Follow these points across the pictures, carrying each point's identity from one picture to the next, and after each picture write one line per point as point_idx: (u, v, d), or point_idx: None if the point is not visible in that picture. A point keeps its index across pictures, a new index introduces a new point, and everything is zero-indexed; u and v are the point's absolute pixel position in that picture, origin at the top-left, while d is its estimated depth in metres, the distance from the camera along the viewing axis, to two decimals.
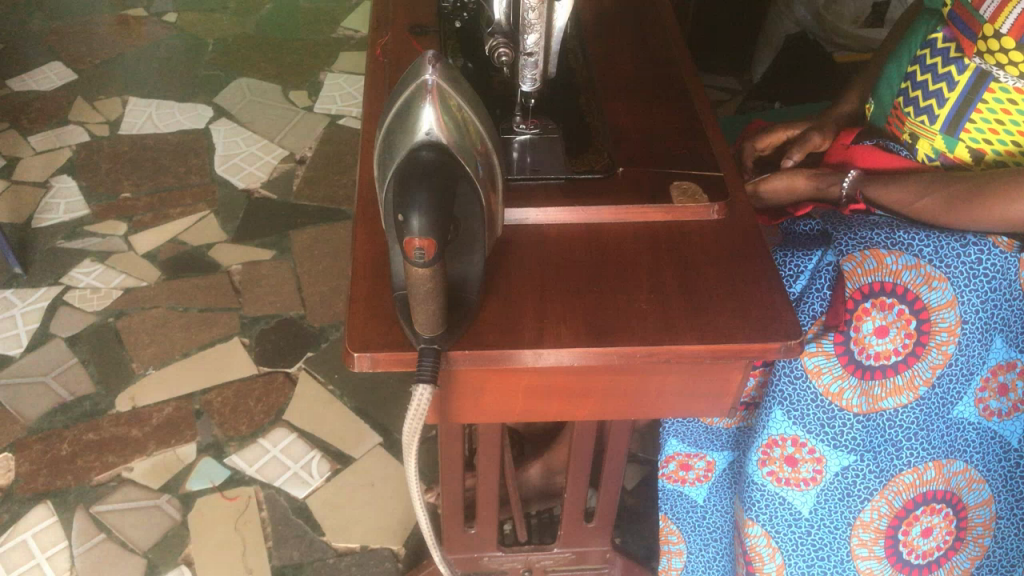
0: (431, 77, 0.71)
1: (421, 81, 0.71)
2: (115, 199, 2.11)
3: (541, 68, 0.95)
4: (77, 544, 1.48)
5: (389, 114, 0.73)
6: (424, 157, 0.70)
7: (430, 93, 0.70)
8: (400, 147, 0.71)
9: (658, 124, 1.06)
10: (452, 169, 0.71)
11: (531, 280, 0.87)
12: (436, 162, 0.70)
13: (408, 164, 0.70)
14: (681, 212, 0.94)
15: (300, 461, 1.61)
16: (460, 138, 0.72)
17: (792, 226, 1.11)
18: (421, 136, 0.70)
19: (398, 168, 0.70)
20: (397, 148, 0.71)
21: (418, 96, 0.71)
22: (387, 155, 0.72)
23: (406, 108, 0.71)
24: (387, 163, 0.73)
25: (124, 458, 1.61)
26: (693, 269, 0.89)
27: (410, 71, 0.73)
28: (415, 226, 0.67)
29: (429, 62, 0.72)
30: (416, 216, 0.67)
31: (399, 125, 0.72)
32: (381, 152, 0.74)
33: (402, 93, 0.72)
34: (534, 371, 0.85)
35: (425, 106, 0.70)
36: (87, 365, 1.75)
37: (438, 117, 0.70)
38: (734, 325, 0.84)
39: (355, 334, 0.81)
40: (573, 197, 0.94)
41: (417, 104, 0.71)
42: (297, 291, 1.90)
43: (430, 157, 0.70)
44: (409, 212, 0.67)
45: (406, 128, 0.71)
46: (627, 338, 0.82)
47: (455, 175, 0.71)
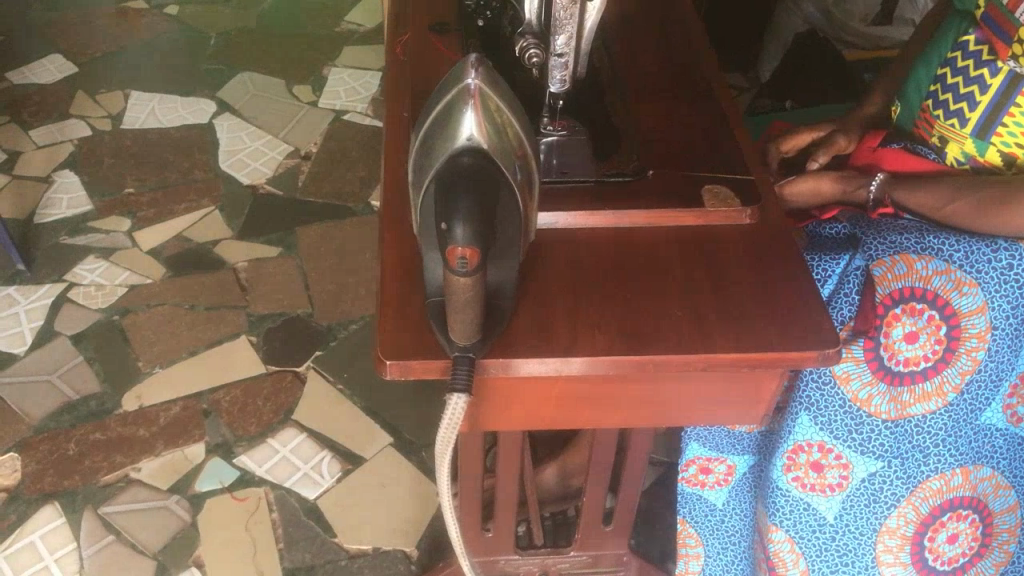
0: (474, 81, 0.69)
1: (463, 85, 0.69)
2: (119, 195, 2.08)
3: (570, 69, 0.93)
4: (86, 546, 1.47)
5: (429, 118, 0.71)
6: (465, 163, 0.68)
7: (472, 97, 0.68)
8: (439, 151, 0.69)
9: (687, 124, 1.04)
10: (493, 176, 0.69)
11: (562, 286, 0.86)
12: (477, 168, 0.68)
13: (448, 169, 0.68)
14: (712, 216, 0.93)
15: (309, 462, 1.60)
16: (500, 141, 0.70)
17: (818, 229, 1.10)
18: (463, 141, 0.68)
19: (438, 175, 0.69)
20: (437, 154, 0.69)
21: (459, 100, 0.69)
22: (426, 160, 0.71)
23: (447, 111, 0.70)
24: (426, 168, 0.71)
25: (132, 458, 1.59)
26: (727, 275, 0.88)
27: (449, 75, 0.71)
28: (459, 235, 0.65)
29: (471, 65, 0.70)
30: (460, 225, 0.65)
31: (438, 130, 0.70)
32: (420, 158, 0.72)
33: (443, 98, 0.70)
34: (567, 379, 0.84)
35: (467, 112, 0.68)
36: (92, 364, 1.73)
37: (479, 122, 0.68)
38: (771, 333, 0.82)
39: (387, 341, 0.79)
40: (603, 201, 0.93)
41: (458, 108, 0.69)
42: (304, 289, 1.88)
43: (471, 164, 0.68)
44: (452, 221, 0.65)
45: (446, 133, 0.69)
46: (662, 346, 0.81)
47: (495, 181, 0.69)
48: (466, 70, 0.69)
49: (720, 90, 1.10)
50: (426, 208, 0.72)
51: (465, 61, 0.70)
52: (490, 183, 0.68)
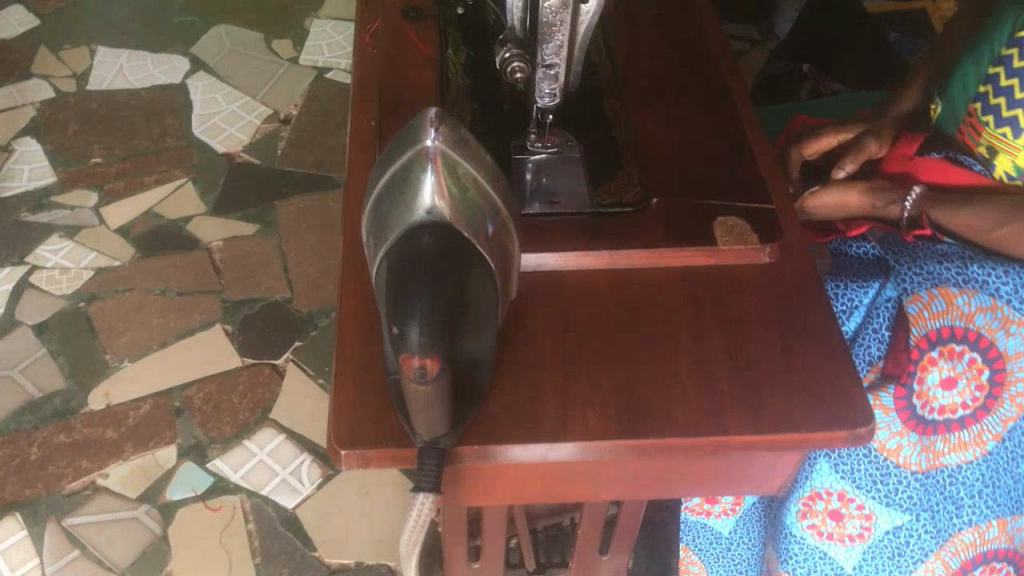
0: (432, 143, 0.57)
1: (419, 146, 0.57)
2: (85, 164, 1.94)
3: (561, 80, 0.80)
4: (50, 562, 1.38)
5: (379, 179, 0.59)
6: (425, 242, 0.56)
7: (431, 160, 0.57)
8: (393, 225, 0.58)
9: (697, 133, 0.90)
10: (460, 256, 0.57)
11: (549, 349, 0.73)
12: (439, 249, 0.56)
13: (403, 250, 0.56)
14: (726, 254, 0.79)
15: (288, 466, 1.50)
16: (467, 210, 0.58)
17: (843, 247, 0.98)
18: (421, 213, 0.56)
19: (391, 255, 0.57)
20: (389, 228, 0.58)
21: (415, 164, 0.57)
22: (378, 234, 0.59)
23: (401, 177, 0.58)
24: (379, 241, 0.59)
25: (98, 464, 1.49)
26: (743, 330, 0.75)
27: (402, 130, 0.59)
28: (414, 339, 0.52)
29: (429, 122, 0.57)
30: (415, 328, 0.52)
31: (391, 198, 0.58)
32: (372, 229, 0.60)
33: (395, 161, 0.58)
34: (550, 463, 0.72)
35: (424, 180, 0.56)
36: (57, 357, 1.62)
37: (442, 191, 0.57)
38: (795, 407, 0.70)
39: (341, 426, 0.68)
40: (596, 239, 0.80)
41: (415, 173, 0.57)
42: (284, 272, 1.76)
43: (431, 242, 0.56)
44: (405, 322, 0.53)
45: (401, 205, 0.57)
46: (667, 428, 0.69)
47: (464, 262, 0.57)
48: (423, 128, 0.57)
49: (736, 90, 0.96)
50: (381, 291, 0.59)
51: (422, 113, 0.58)
52: (456, 267, 0.56)
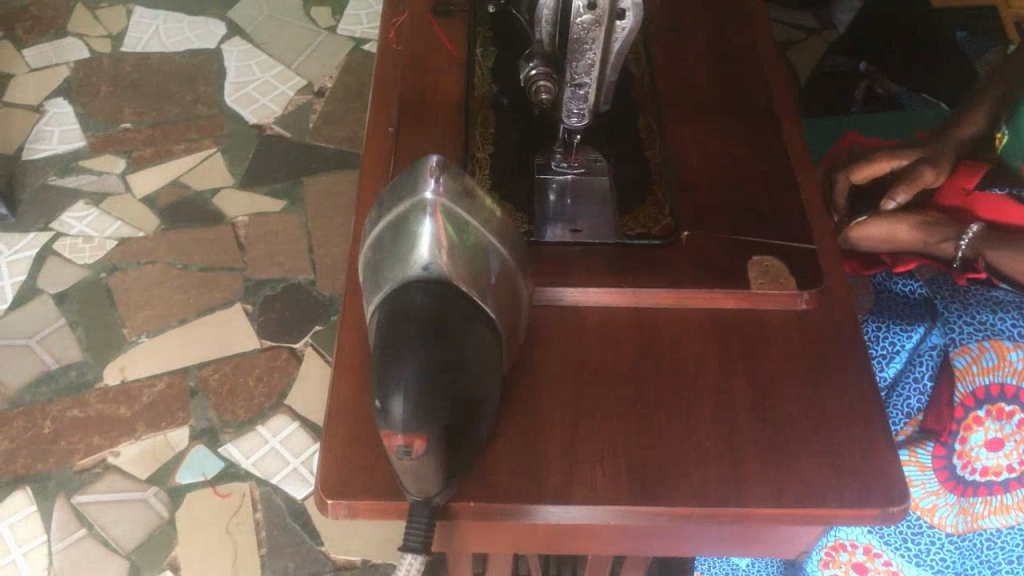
0: (432, 196, 0.53)
1: (419, 198, 0.53)
2: (115, 129, 1.91)
3: (591, 101, 0.75)
4: (57, 541, 1.37)
5: (376, 225, 0.56)
6: (420, 301, 0.53)
7: (431, 213, 0.53)
8: (387, 278, 0.54)
9: (736, 157, 0.83)
10: (457, 316, 0.53)
11: (560, 396, 0.68)
12: (435, 309, 0.52)
13: (395, 308, 0.53)
14: (759, 299, 0.73)
15: (300, 456, 1.46)
16: (468, 266, 0.54)
17: (888, 283, 0.91)
18: (416, 269, 0.53)
19: (383, 312, 0.53)
20: (383, 280, 0.54)
21: (413, 216, 0.53)
22: (372, 285, 0.56)
23: (397, 229, 0.54)
24: (374, 291, 0.56)
25: (111, 441, 1.47)
26: (773, 385, 0.69)
27: (402, 173, 0.55)
28: (398, 415, 0.49)
29: (431, 171, 0.53)
30: (400, 402, 0.49)
31: (386, 249, 0.54)
32: (367, 278, 0.56)
33: (392, 209, 0.54)
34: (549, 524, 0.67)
35: (420, 235, 0.53)
36: (75, 329, 1.60)
37: (442, 245, 0.53)
38: (821, 477, 0.64)
39: (329, 472, 0.64)
40: (618, 274, 0.74)
41: (412, 225, 0.53)
42: (307, 252, 1.72)
43: (427, 301, 0.52)
44: (389, 395, 0.49)
45: (396, 257, 0.54)
46: (680, 495, 0.63)
47: (462, 323, 0.53)
48: (423, 176, 0.53)
49: (784, 112, 0.88)
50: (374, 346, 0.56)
51: (424, 160, 0.54)
52: (453, 329, 0.52)
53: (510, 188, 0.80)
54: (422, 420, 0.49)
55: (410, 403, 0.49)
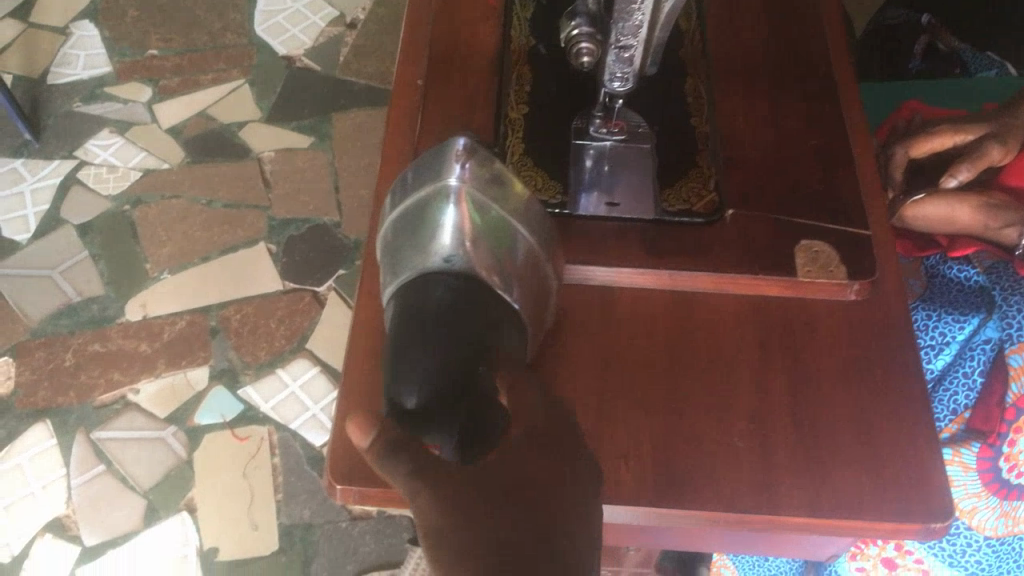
0: (456, 181, 0.53)
1: (442, 183, 0.53)
2: (142, 56, 1.86)
3: (636, 64, 0.69)
4: (76, 475, 1.37)
5: (396, 212, 0.55)
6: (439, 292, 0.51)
7: (455, 199, 0.53)
8: (406, 267, 0.53)
9: (787, 132, 0.77)
10: (479, 310, 0.51)
11: (585, 385, 0.64)
12: (455, 300, 0.51)
13: (416, 296, 0.51)
14: (805, 287, 0.68)
15: (320, 403, 1.45)
16: (493, 255, 0.53)
17: (942, 268, 0.86)
18: (436, 258, 0.52)
19: (403, 300, 0.52)
20: (403, 265, 0.53)
21: (435, 200, 0.53)
22: (391, 269, 0.54)
23: (418, 216, 0.53)
24: (391, 276, 0.55)
25: (131, 378, 1.46)
26: (812, 382, 0.65)
27: (424, 159, 0.55)
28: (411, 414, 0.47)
29: (455, 156, 0.53)
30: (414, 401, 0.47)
31: (407, 238, 0.54)
32: (385, 263, 0.56)
33: (415, 194, 0.54)
34: None
35: (444, 218, 0.52)
36: (97, 262, 1.58)
37: (465, 231, 0.52)
38: (859, 485, 0.60)
39: (340, 456, 0.61)
40: (654, 254, 0.70)
41: (434, 211, 0.53)
42: (333, 193, 1.68)
43: (448, 290, 0.51)
44: (403, 392, 0.47)
45: (418, 244, 0.53)
46: (707, 498, 0.59)
47: (484, 317, 0.51)
48: (446, 161, 0.53)
49: (843, 81, 0.82)
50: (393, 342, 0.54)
51: (448, 144, 0.54)
52: (475, 323, 0.50)
53: (543, 155, 0.74)
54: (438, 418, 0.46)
55: (423, 400, 0.47)
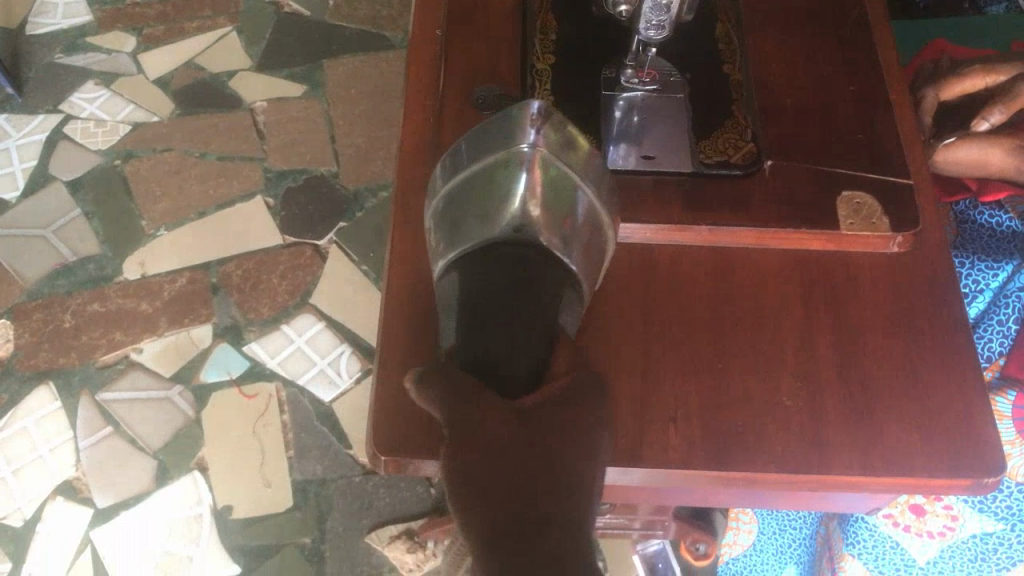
0: (530, 147, 0.52)
1: (515, 147, 0.52)
2: (124, 4, 1.80)
3: (673, 12, 0.66)
4: (83, 438, 1.35)
5: (460, 175, 0.54)
6: (511, 259, 0.50)
7: (527, 165, 0.52)
8: (470, 234, 0.52)
9: (822, 80, 0.75)
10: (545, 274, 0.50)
11: (629, 348, 0.62)
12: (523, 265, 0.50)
13: (484, 261, 0.50)
14: (846, 240, 0.67)
15: (327, 357, 1.42)
16: (559, 224, 0.52)
17: (973, 214, 0.85)
18: (506, 223, 0.51)
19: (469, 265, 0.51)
20: (467, 230, 0.52)
21: (507, 165, 0.52)
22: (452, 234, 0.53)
23: (487, 182, 0.52)
24: (451, 240, 0.53)
25: (133, 337, 1.43)
26: (859, 336, 0.63)
27: (490, 120, 0.54)
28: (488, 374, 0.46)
29: (529, 120, 0.52)
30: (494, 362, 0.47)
31: (472, 202, 0.53)
32: (444, 227, 0.54)
33: (485, 157, 0.53)
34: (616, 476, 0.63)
35: (517, 184, 0.51)
36: (91, 219, 1.54)
37: (536, 198, 0.51)
38: (910, 440, 0.59)
39: (383, 427, 0.59)
40: (693, 210, 0.68)
41: (505, 177, 0.52)
42: (330, 142, 1.64)
43: (518, 257, 0.50)
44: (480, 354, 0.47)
45: (486, 208, 0.52)
46: (758, 457, 0.58)
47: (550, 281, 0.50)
48: (521, 125, 0.52)
49: (877, 24, 0.79)
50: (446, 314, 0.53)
51: (524, 106, 0.52)
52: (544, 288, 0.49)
53: (572, 107, 0.71)
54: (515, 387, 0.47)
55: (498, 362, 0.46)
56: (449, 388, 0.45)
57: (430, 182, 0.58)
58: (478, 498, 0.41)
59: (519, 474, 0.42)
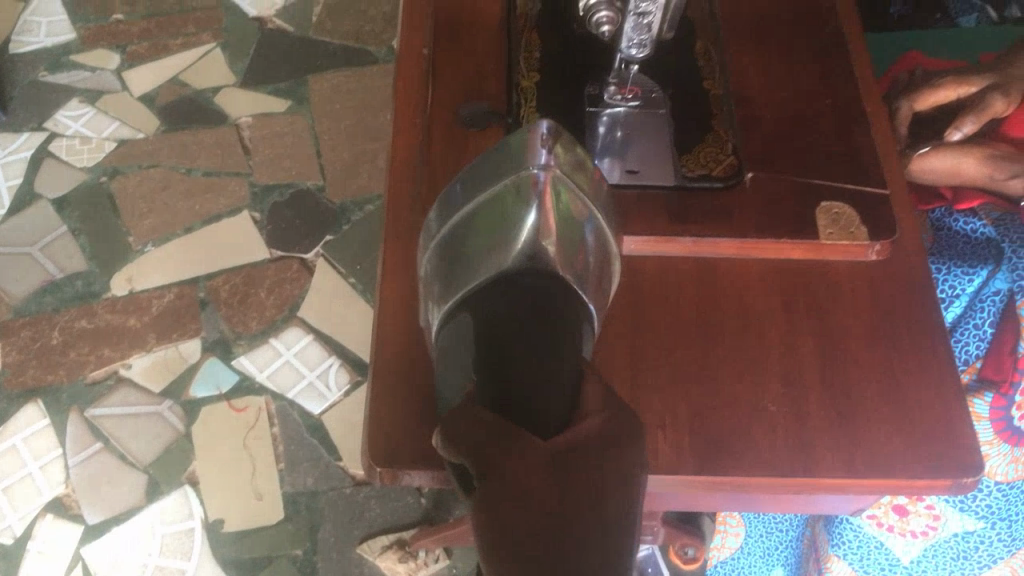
0: (543, 172, 0.51)
1: (526, 172, 0.51)
2: (107, 22, 1.81)
3: (654, 31, 0.68)
4: (73, 454, 1.36)
5: (464, 206, 0.54)
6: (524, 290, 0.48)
7: (539, 195, 0.51)
8: (482, 266, 0.51)
9: (800, 94, 0.77)
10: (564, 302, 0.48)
11: (616, 358, 0.64)
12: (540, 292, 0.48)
13: (500, 291, 0.49)
14: (826, 249, 0.69)
15: (315, 370, 1.43)
16: (573, 252, 0.52)
17: (948, 220, 0.87)
18: (517, 256, 0.50)
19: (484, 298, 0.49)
20: (480, 262, 0.51)
21: (519, 195, 0.52)
22: (462, 268, 0.52)
23: (496, 212, 0.52)
24: (461, 274, 0.52)
25: (121, 353, 1.44)
26: (840, 343, 0.65)
27: (498, 147, 0.53)
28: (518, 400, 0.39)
29: (539, 142, 0.52)
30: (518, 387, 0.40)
31: (483, 232, 0.52)
32: (452, 263, 0.53)
33: (496, 186, 0.52)
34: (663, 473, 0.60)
35: (530, 216, 0.51)
36: (77, 236, 1.55)
37: (550, 233, 0.51)
38: (892, 444, 0.61)
39: (378, 439, 0.61)
40: (677, 222, 0.70)
41: (516, 209, 0.52)
42: (315, 157, 1.65)
43: (533, 286, 0.49)
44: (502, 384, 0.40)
45: (499, 241, 0.51)
46: (745, 462, 0.60)
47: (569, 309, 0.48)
48: (531, 146, 0.51)
49: (852, 39, 0.82)
50: (452, 355, 0.48)
51: (533, 129, 0.52)
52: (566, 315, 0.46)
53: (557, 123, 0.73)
54: (544, 414, 0.38)
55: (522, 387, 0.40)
56: (467, 420, 0.38)
57: (427, 222, 0.58)
58: (503, 510, 0.32)
59: (560, 489, 0.33)
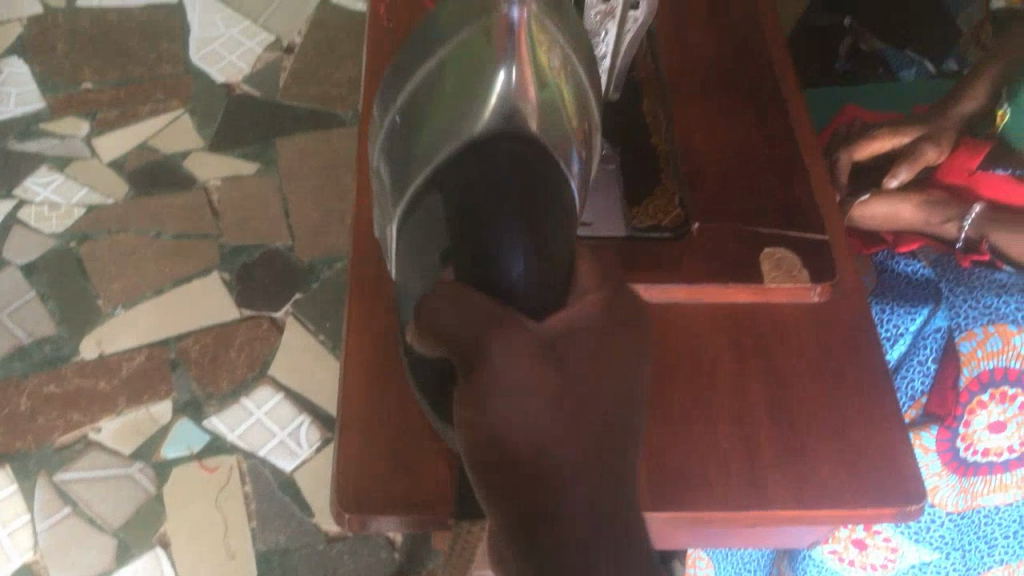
0: (517, 19, 0.52)
1: (501, 24, 0.52)
2: (76, 91, 1.84)
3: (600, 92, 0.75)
4: (41, 520, 1.35)
5: (429, 64, 0.54)
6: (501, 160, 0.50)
7: (515, 48, 0.51)
8: (452, 136, 0.51)
9: (742, 147, 0.82)
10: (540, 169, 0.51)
11: None
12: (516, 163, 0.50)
13: (474, 160, 0.50)
14: (771, 292, 0.73)
15: (286, 428, 1.44)
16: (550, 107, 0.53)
17: (890, 263, 0.91)
18: (489, 115, 0.51)
19: (456, 170, 0.50)
20: (452, 129, 0.51)
21: (494, 49, 0.51)
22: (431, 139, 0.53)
23: (463, 67, 0.52)
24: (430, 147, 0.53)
25: (91, 417, 1.44)
26: (787, 380, 0.69)
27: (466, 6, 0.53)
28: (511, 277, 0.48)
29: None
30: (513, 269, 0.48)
31: (451, 93, 0.52)
32: (420, 131, 0.54)
33: (467, 40, 0.53)
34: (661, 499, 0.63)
35: (501, 74, 0.51)
36: (46, 302, 1.56)
37: (526, 91, 0.51)
38: (839, 476, 0.64)
39: (346, 486, 0.63)
40: (630, 270, 0.73)
41: (489, 65, 0.52)
42: (284, 217, 1.68)
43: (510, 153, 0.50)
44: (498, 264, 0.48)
45: (470, 103, 0.51)
46: (700, 497, 0.62)
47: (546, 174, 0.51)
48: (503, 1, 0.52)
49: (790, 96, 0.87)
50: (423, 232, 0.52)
51: None
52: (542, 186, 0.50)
53: None
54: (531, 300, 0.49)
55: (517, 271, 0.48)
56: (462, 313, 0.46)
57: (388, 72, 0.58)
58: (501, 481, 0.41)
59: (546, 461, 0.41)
